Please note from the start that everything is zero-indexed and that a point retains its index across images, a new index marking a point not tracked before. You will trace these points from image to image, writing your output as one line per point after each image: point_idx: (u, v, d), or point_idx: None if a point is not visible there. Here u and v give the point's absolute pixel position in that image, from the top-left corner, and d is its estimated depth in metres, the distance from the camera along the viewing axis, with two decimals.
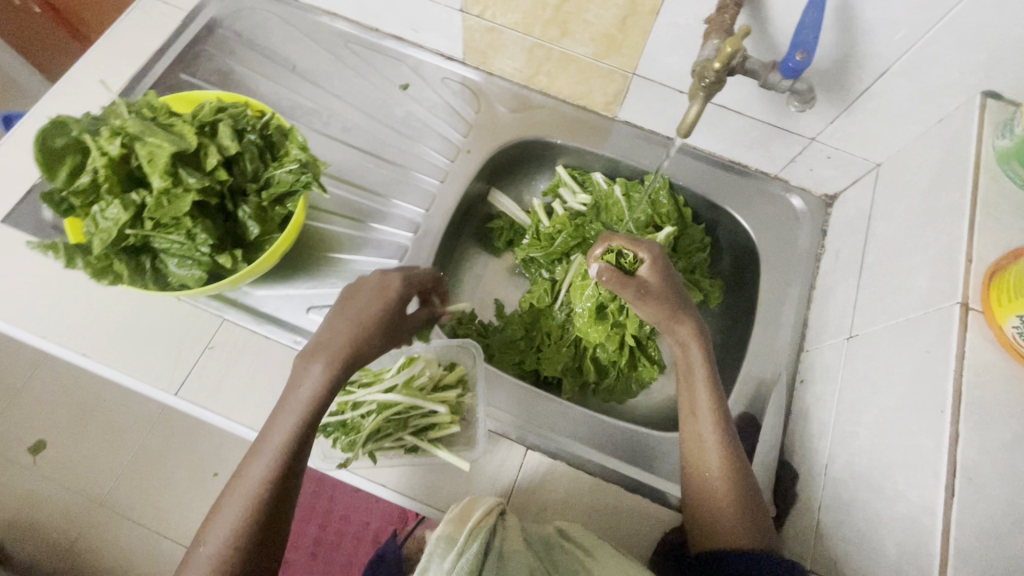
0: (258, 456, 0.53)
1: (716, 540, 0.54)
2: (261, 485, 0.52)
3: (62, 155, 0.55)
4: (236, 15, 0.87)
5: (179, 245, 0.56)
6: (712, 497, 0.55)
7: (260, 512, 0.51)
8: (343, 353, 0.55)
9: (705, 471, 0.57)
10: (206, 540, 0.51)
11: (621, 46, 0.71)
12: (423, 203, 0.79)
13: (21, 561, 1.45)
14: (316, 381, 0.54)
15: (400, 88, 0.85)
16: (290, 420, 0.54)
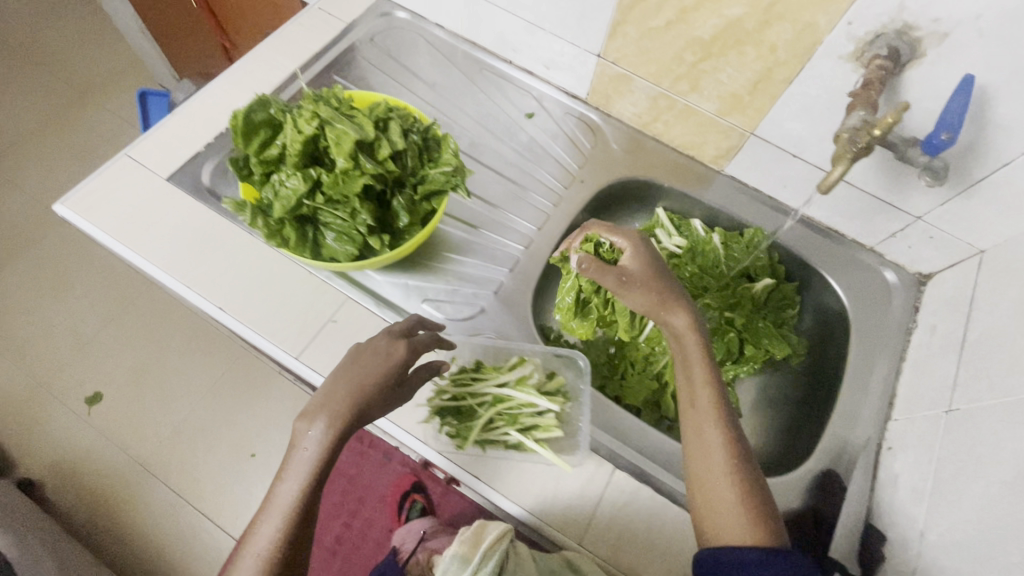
0: (287, 483, 0.55)
1: (718, 530, 0.54)
2: (289, 508, 0.54)
3: (257, 129, 0.63)
4: (388, 32, 0.97)
5: (342, 222, 0.62)
6: (707, 484, 0.56)
7: (290, 534, 0.53)
8: (370, 384, 0.58)
9: (703, 462, 0.57)
10: (250, 553, 0.53)
11: (746, 107, 0.77)
12: (535, 221, 0.84)
13: (59, 508, 1.50)
14: (342, 403, 0.57)
15: (526, 116, 0.92)
16: (321, 433, 0.56)
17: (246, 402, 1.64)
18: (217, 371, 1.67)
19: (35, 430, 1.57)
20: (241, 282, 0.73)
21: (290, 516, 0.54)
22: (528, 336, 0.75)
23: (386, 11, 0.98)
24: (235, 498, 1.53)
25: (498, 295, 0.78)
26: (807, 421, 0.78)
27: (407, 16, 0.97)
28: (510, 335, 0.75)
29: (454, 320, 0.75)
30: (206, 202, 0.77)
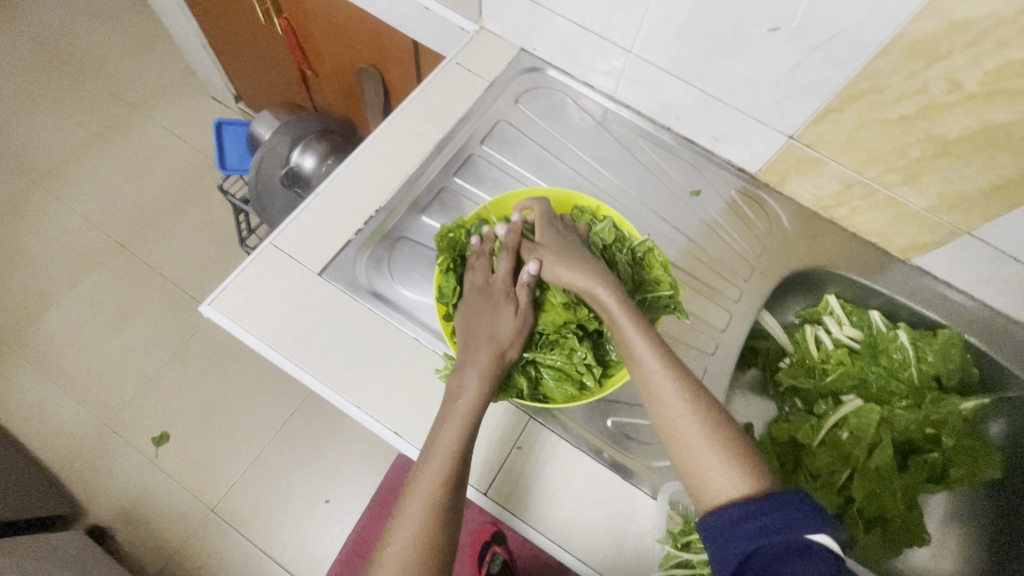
0: (438, 455, 0.53)
1: (711, 486, 0.49)
2: (441, 476, 0.52)
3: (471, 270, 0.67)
4: (534, 93, 0.89)
5: (561, 362, 0.64)
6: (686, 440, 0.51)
7: (446, 507, 0.52)
8: (489, 359, 0.58)
9: (677, 444, 0.52)
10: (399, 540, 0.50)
11: (973, 208, 0.69)
12: (716, 320, 0.76)
13: (125, 556, 1.42)
14: (477, 381, 0.56)
15: (692, 193, 0.84)
16: (454, 424, 0.55)
17: (316, 443, 1.56)
18: (286, 410, 1.60)
19: (101, 471, 1.49)
20: (414, 401, 0.65)
21: (443, 486, 0.52)
22: None
23: (531, 68, 0.90)
24: (309, 549, 1.45)
25: None
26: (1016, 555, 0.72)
27: (554, 75, 0.90)
28: None
29: (641, 441, 0.67)
30: (365, 302, 0.69)
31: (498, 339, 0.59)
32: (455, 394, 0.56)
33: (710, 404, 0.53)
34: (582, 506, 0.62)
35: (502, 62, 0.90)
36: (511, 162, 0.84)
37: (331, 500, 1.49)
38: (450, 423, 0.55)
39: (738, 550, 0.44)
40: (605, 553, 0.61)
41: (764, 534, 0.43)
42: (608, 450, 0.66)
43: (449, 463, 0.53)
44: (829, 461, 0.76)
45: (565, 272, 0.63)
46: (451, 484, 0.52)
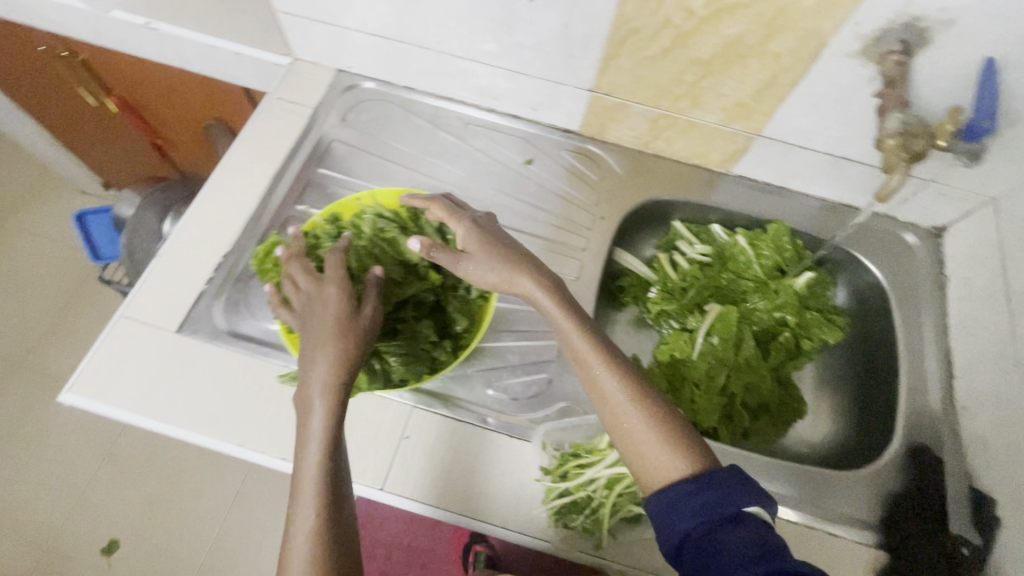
0: (310, 490, 0.55)
1: (651, 464, 0.54)
2: (318, 507, 0.55)
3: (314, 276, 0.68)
4: (359, 107, 0.92)
5: (410, 345, 0.69)
6: (629, 423, 0.56)
7: (333, 532, 0.54)
8: (322, 391, 0.57)
9: (622, 427, 0.56)
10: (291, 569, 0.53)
11: (751, 112, 0.77)
12: (571, 271, 0.82)
13: None
14: (322, 417, 0.57)
15: (525, 162, 0.90)
16: (314, 447, 0.56)
17: (275, 503, 1.54)
18: (236, 479, 1.57)
19: None
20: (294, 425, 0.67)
21: (325, 516, 0.54)
22: None
23: (350, 84, 0.93)
24: None
25: (559, 359, 0.75)
26: (873, 399, 0.82)
27: (374, 85, 0.94)
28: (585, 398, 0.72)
29: (523, 398, 0.72)
30: (228, 346, 0.71)
31: (330, 365, 0.57)
32: (307, 431, 0.57)
33: (648, 396, 0.57)
34: (475, 472, 0.67)
35: (322, 87, 0.93)
36: (351, 177, 0.87)
37: None
38: (308, 463, 0.56)
39: (681, 527, 0.48)
40: (505, 506, 0.64)
41: (706, 509, 0.48)
42: (493, 416, 0.70)
43: (320, 495, 0.55)
44: (708, 368, 0.84)
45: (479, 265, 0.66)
46: (329, 512, 0.55)
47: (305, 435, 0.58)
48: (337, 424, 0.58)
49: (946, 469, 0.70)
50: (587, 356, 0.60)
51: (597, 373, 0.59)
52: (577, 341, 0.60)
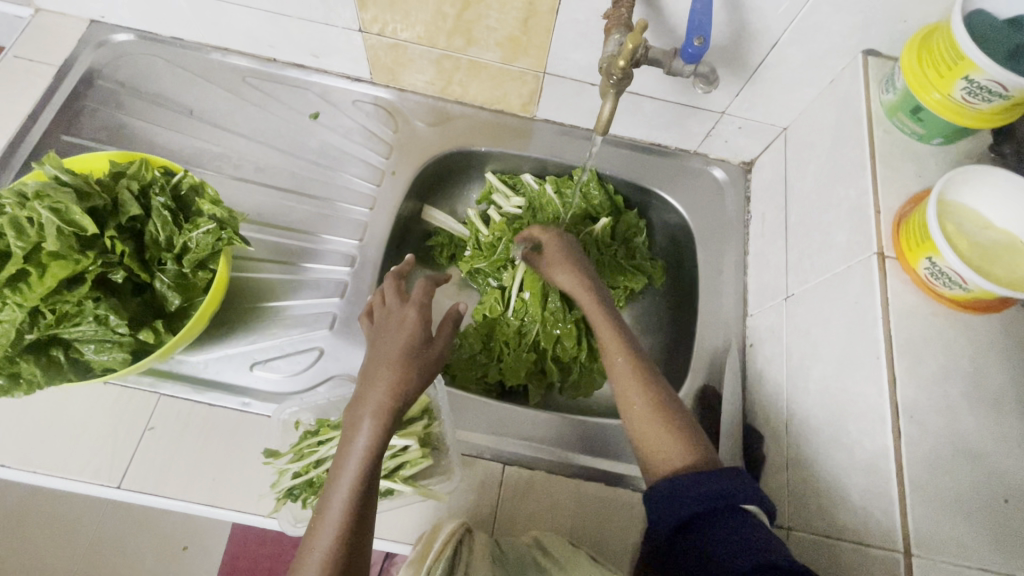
0: (332, 507, 0.48)
1: (661, 459, 0.54)
2: (332, 529, 0.47)
3: None
4: (118, 62, 0.82)
5: (93, 332, 0.52)
6: (649, 431, 0.56)
7: (340, 557, 0.47)
8: (387, 401, 0.51)
9: (639, 430, 0.56)
10: None
11: (527, 48, 0.71)
12: (355, 233, 0.76)
13: None
14: (370, 423, 0.51)
15: (310, 117, 0.82)
16: (348, 477, 0.49)
17: None
18: None
19: None
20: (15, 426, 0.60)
21: (329, 538, 0.47)
22: None
23: (105, 38, 0.82)
24: None
25: (335, 329, 0.70)
26: (678, 345, 0.79)
27: (134, 37, 0.83)
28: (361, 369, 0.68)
29: (290, 376, 0.67)
30: None
31: (403, 360, 0.54)
32: (342, 447, 0.50)
33: (666, 389, 0.59)
34: (225, 457, 0.62)
35: (72, 43, 0.81)
36: (104, 144, 0.77)
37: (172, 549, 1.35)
38: (347, 472, 0.49)
39: (686, 512, 0.48)
40: (254, 491, 0.60)
41: (716, 497, 0.48)
42: (255, 397, 0.65)
43: (344, 508, 0.48)
44: (518, 324, 0.81)
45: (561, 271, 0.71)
46: (350, 525, 0.48)
47: (341, 451, 0.51)
48: (383, 438, 0.51)
49: (725, 408, 0.69)
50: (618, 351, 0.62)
51: (633, 377, 0.59)
52: (607, 336, 0.63)
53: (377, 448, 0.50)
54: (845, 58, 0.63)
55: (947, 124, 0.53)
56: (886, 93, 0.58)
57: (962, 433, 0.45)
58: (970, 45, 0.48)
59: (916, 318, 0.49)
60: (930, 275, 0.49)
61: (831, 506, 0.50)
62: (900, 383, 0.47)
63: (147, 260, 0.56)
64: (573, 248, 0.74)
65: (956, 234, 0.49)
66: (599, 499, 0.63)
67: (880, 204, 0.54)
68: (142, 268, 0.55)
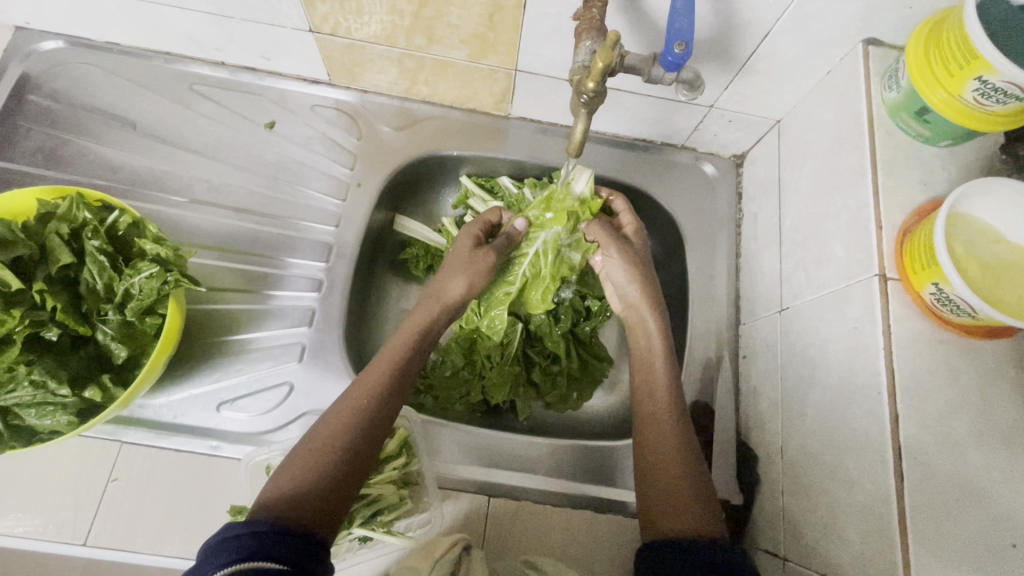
0: (339, 413, 0.50)
1: (681, 518, 0.51)
2: (332, 436, 0.48)
3: None
4: (49, 74, 0.75)
5: (31, 396, 0.48)
6: (680, 491, 0.53)
7: (334, 461, 0.47)
8: (407, 346, 0.57)
9: (667, 486, 0.54)
10: (291, 461, 0.47)
11: (495, 45, 0.65)
12: (323, 255, 0.71)
13: None
14: (387, 363, 0.55)
15: (266, 127, 0.75)
16: (394, 355, 0.56)
17: None
18: None
19: None
20: None
21: (328, 442, 0.48)
22: None
23: (33, 46, 0.75)
24: None
25: (305, 361, 0.66)
26: None
27: (64, 44, 0.75)
28: None
29: (261, 414, 0.63)
30: None
31: (422, 326, 0.61)
32: (364, 374, 0.54)
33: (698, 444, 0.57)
34: (195, 506, 0.58)
35: None
36: (43, 168, 0.71)
37: None
38: (359, 392, 0.51)
39: None
40: None
41: None
42: (224, 439, 0.62)
43: (347, 420, 0.49)
44: (500, 336, 0.75)
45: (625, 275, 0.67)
46: (349, 437, 0.48)
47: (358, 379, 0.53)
48: (399, 376, 0.54)
49: (719, 425, 0.66)
50: (653, 349, 0.63)
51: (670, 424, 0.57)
52: (650, 325, 0.64)
53: (393, 380, 0.53)
54: (844, 48, 0.57)
55: (956, 127, 0.49)
56: (888, 91, 0.52)
57: (969, 475, 0.43)
58: (985, 42, 0.42)
59: (921, 347, 0.46)
60: (937, 301, 0.45)
61: (830, 543, 0.48)
62: (902, 421, 0.44)
63: (86, 312, 0.52)
64: (648, 263, 0.69)
65: (964, 255, 0.45)
66: (590, 529, 0.61)
67: (882, 217, 0.50)
68: (80, 322, 0.51)
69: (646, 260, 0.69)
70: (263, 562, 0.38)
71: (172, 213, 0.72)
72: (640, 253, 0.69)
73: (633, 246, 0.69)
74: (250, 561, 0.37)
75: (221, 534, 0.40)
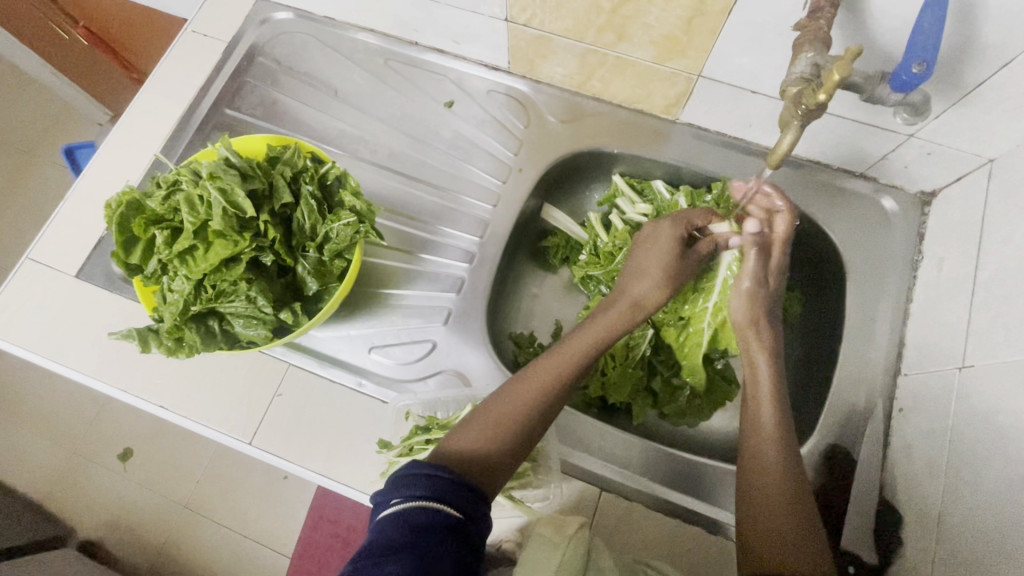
0: (516, 392, 0.53)
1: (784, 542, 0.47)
2: (510, 411, 0.52)
3: (150, 232, 0.56)
4: (275, 40, 0.86)
5: (244, 308, 0.56)
6: (784, 528, 0.48)
7: (509, 436, 0.50)
8: (596, 341, 0.59)
9: (770, 519, 0.49)
10: (480, 417, 0.51)
11: (685, 48, 0.64)
12: (477, 230, 0.76)
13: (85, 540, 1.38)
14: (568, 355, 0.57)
15: (444, 105, 0.82)
16: (582, 343, 0.58)
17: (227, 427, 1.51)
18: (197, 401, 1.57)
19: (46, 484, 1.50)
20: (174, 373, 0.68)
21: (504, 417, 0.51)
22: (489, 365, 0.69)
23: (267, 16, 0.87)
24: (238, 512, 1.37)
25: (449, 324, 0.71)
26: (809, 392, 0.70)
27: (292, 15, 0.86)
28: (471, 369, 0.69)
29: (404, 364, 0.69)
30: (122, 292, 0.72)
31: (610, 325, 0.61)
32: (548, 359, 0.56)
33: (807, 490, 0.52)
34: (340, 433, 0.65)
35: (239, 19, 0.87)
36: (259, 120, 0.83)
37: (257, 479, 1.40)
38: (537, 379, 0.54)
39: None
40: (363, 471, 0.63)
41: None
42: (370, 380, 0.68)
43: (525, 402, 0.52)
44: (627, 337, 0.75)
45: (745, 302, 0.65)
46: (525, 418, 0.52)
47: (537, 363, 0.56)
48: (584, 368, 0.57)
49: (859, 477, 0.61)
50: (760, 380, 0.60)
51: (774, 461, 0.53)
52: (761, 364, 0.61)
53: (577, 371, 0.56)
54: None
55: None
56: None
57: None
58: None
59: None
60: None
61: None
62: None
63: (292, 246, 0.59)
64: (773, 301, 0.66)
65: None
66: (698, 541, 0.60)
67: None
68: (287, 253, 0.59)
69: (774, 302, 0.66)
70: (447, 507, 0.42)
71: (354, 173, 0.80)
72: (774, 293, 0.66)
73: (768, 287, 0.65)
74: (435, 501, 0.42)
75: (413, 468, 0.44)
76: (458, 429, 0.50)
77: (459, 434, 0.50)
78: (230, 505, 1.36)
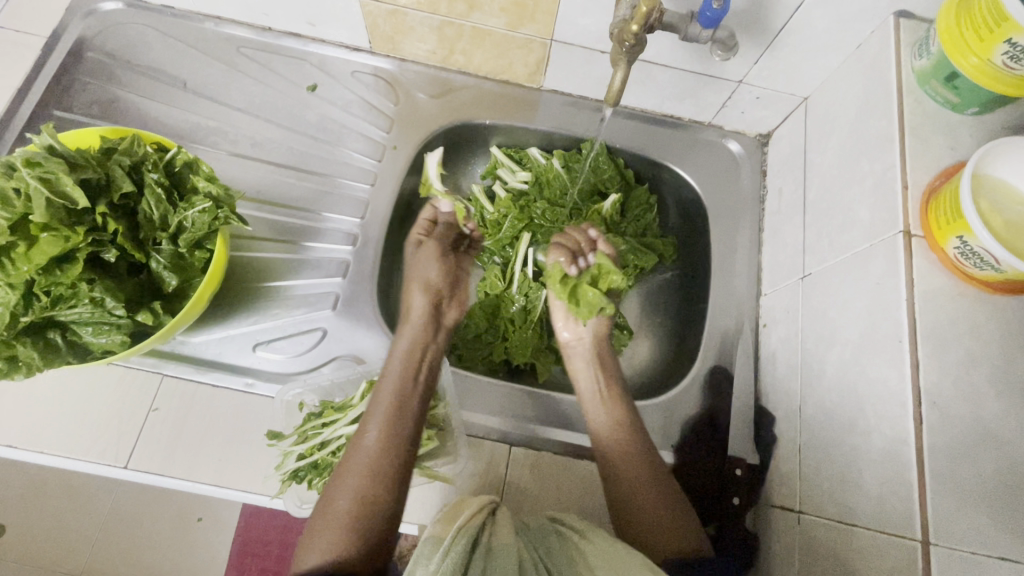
0: (348, 477, 0.52)
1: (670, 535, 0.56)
2: (352, 500, 0.50)
3: None
4: (106, 33, 0.79)
5: (89, 315, 0.51)
6: (632, 488, 0.57)
7: (363, 520, 0.49)
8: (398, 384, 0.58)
9: (635, 509, 0.56)
10: (325, 516, 0.50)
11: (533, 13, 0.67)
12: (357, 212, 0.74)
13: None
14: (385, 415, 0.55)
15: (308, 90, 0.79)
16: (374, 392, 0.57)
17: None
18: None
19: None
20: (22, 406, 0.60)
21: (351, 504, 0.50)
22: (385, 343, 0.67)
23: (93, 7, 0.79)
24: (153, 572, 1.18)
25: (338, 310, 0.69)
26: (688, 326, 0.76)
27: (122, 6, 0.79)
28: (367, 350, 0.67)
29: (294, 356, 0.66)
30: None
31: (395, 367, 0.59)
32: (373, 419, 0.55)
33: (635, 424, 0.62)
34: (230, 437, 0.61)
35: (58, 12, 0.78)
36: (97, 120, 0.75)
37: (200, 518, 1.21)
38: (367, 448, 0.53)
39: None
40: (261, 470, 0.60)
41: None
42: (259, 378, 0.64)
43: (363, 481, 0.51)
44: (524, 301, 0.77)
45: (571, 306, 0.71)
46: (371, 492, 0.51)
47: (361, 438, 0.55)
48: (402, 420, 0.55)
49: (737, 390, 0.68)
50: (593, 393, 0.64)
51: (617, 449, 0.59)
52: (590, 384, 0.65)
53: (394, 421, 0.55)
54: (875, 21, 0.59)
55: (984, 92, 0.50)
56: (919, 59, 0.54)
57: (987, 420, 0.44)
58: (1016, 4, 0.44)
59: (943, 299, 0.47)
60: (961, 254, 0.46)
61: (845, 490, 0.50)
62: (923, 368, 0.45)
63: (141, 240, 0.54)
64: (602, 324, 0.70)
65: (989, 212, 0.46)
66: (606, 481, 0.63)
67: (908, 178, 0.51)
68: (136, 248, 0.54)
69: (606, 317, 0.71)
70: None
71: (215, 167, 0.75)
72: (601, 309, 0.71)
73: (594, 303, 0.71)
74: None
75: None
76: (307, 547, 0.49)
77: (309, 549, 0.48)
78: (132, 566, 1.18)
